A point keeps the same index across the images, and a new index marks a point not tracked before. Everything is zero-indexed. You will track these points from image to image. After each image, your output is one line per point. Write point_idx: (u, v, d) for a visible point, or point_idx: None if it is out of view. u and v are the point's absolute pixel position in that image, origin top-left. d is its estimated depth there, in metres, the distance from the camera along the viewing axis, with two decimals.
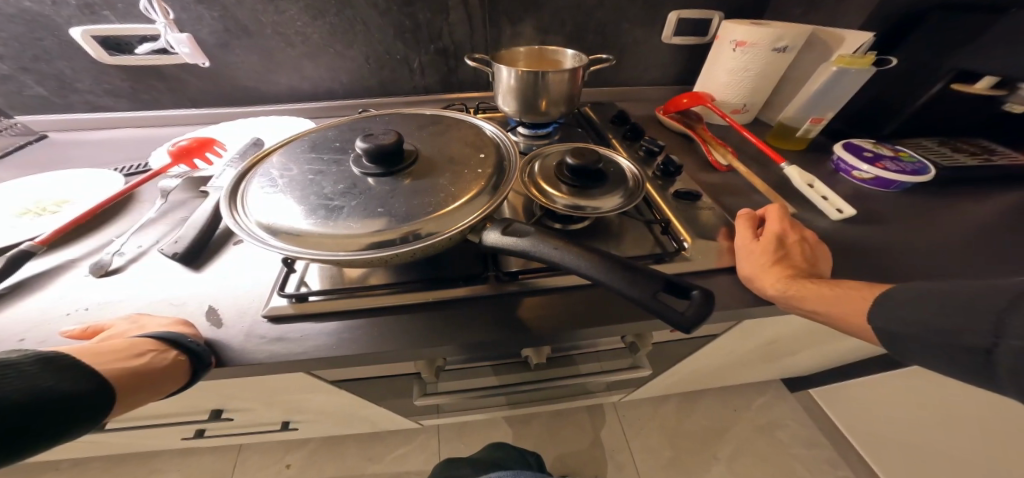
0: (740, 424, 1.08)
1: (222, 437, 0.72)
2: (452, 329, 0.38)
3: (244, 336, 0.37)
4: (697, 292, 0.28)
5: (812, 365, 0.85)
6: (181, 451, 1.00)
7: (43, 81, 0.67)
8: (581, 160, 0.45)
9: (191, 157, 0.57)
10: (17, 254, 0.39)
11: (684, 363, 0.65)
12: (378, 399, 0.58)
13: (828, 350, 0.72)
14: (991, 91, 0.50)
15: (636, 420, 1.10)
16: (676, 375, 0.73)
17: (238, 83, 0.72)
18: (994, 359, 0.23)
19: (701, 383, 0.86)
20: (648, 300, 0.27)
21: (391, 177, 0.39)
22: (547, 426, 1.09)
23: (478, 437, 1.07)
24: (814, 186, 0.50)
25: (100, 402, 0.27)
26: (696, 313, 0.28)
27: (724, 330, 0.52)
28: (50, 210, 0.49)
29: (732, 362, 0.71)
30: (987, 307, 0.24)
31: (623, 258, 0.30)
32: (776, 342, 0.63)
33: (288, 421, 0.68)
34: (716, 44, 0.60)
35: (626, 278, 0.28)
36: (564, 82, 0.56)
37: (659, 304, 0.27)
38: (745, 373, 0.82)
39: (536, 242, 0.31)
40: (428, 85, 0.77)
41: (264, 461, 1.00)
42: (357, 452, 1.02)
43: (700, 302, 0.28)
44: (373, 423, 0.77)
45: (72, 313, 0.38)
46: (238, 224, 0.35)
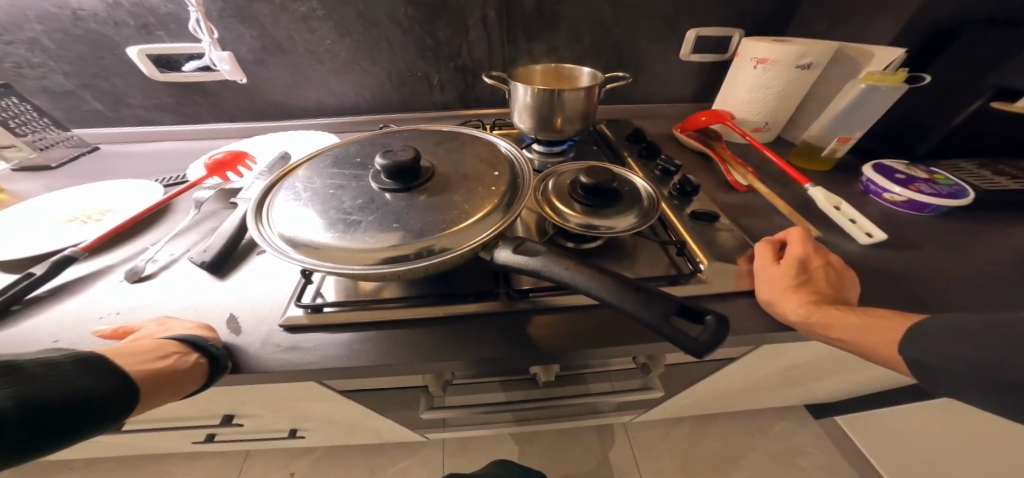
0: (761, 453, 1.03)
1: (232, 442, 0.73)
2: (460, 345, 0.38)
3: (260, 344, 0.38)
4: (710, 317, 0.28)
5: (839, 393, 0.81)
6: (189, 456, 1.03)
7: (99, 96, 0.72)
8: (595, 179, 0.45)
9: (225, 169, 0.60)
10: (61, 259, 0.42)
11: (698, 387, 0.62)
12: (385, 410, 0.58)
13: (855, 378, 0.68)
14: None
15: (649, 444, 1.06)
16: (691, 398, 0.70)
17: (270, 98, 0.76)
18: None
19: (716, 408, 0.83)
20: (659, 324, 0.26)
21: (408, 193, 0.40)
22: (555, 444, 1.06)
23: (484, 453, 1.05)
24: (841, 208, 0.48)
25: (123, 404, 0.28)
26: (710, 337, 0.27)
27: (743, 354, 0.50)
28: (94, 217, 0.52)
29: (750, 388, 0.68)
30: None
31: (632, 278, 0.29)
32: (798, 368, 0.60)
33: (295, 428, 0.69)
34: (736, 63, 0.60)
35: (637, 300, 0.28)
36: (580, 100, 0.57)
37: (671, 329, 0.26)
38: (766, 398, 0.78)
39: (546, 261, 0.31)
40: (447, 101, 0.79)
41: (271, 467, 1.01)
42: (361, 462, 1.03)
43: (714, 327, 0.27)
44: (379, 435, 0.77)
45: (104, 317, 0.40)
46: (262, 236, 0.36)
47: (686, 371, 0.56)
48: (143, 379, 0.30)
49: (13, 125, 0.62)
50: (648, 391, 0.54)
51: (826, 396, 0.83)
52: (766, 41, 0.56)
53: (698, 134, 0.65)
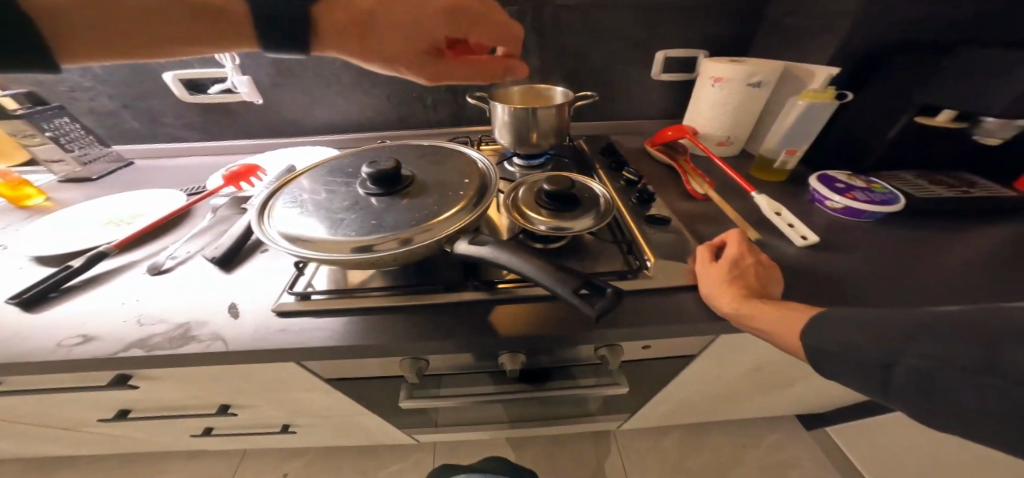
0: (752, 467, 1.02)
1: (230, 436, 0.78)
2: (427, 331, 0.43)
3: (256, 326, 0.44)
4: (610, 290, 0.34)
5: (821, 402, 0.82)
6: (188, 456, 1.08)
7: (137, 116, 0.82)
8: (557, 186, 0.50)
9: (239, 180, 0.68)
10: (96, 254, 0.50)
11: (668, 388, 0.65)
12: (369, 401, 0.63)
13: (827, 384, 0.69)
14: (954, 124, 0.51)
15: (638, 454, 1.06)
16: (666, 401, 0.73)
17: (281, 117, 0.85)
18: (892, 374, 0.27)
19: (698, 416, 0.84)
20: (569, 294, 0.32)
21: (388, 196, 0.46)
22: (544, 452, 1.08)
23: (474, 459, 1.07)
24: (782, 214, 0.52)
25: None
26: (608, 304, 0.33)
27: (700, 352, 0.54)
28: (126, 221, 0.60)
29: (723, 392, 0.70)
30: (896, 327, 0.27)
31: (556, 262, 0.35)
32: (763, 371, 0.62)
33: (287, 423, 0.74)
34: (698, 82, 0.65)
35: (555, 276, 0.34)
36: (553, 117, 0.63)
37: (577, 298, 0.32)
38: (745, 405, 0.79)
39: (491, 246, 0.37)
40: (440, 120, 0.87)
41: (268, 467, 1.06)
42: (354, 465, 1.06)
43: (612, 297, 0.33)
44: (367, 433, 0.81)
45: (127, 303, 0.47)
46: (262, 232, 0.43)
47: (651, 370, 0.59)
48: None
49: (63, 142, 0.71)
50: (616, 387, 0.56)
51: (810, 404, 0.84)
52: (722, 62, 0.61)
53: (666, 147, 0.70)
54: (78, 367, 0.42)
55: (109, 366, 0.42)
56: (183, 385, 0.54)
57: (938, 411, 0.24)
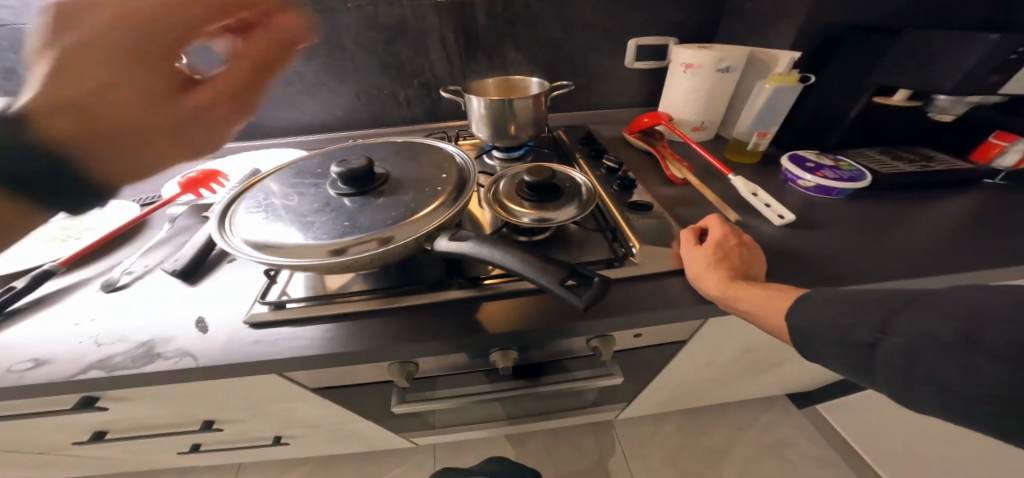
0: (744, 442, 1.06)
1: (217, 451, 0.75)
2: (411, 333, 0.42)
3: (227, 339, 0.41)
4: (596, 279, 0.34)
5: (807, 377, 0.85)
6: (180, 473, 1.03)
7: None
8: (537, 177, 0.50)
9: (198, 186, 0.63)
10: (40, 273, 0.46)
11: (662, 373, 0.66)
12: (363, 408, 0.61)
13: (812, 360, 0.72)
14: (908, 101, 0.55)
15: (634, 438, 1.09)
16: (661, 385, 0.74)
17: (243, 119, 0.80)
18: (875, 354, 0.27)
19: (691, 398, 0.86)
20: (557, 288, 0.32)
21: (360, 196, 0.44)
22: (543, 444, 1.08)
23: (474, 457, 1.06)
24: (759, 195, 0.53)
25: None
26: (594, 294, 0.33)
27: (690, 335, 0.54)
28: (73, 235, 0.55)
29: (715, 375, 0.72)
30: (880, 305, 0.27)
31: (540, 253, 0.34)
32: (752, 349, 0.64)
33: (280, 435, 0.70)
34: (670, 70, 0.66)
35: (542, 270, 0.33)
36: (528, 108, 0.62)
37: (565, 291, 0.31)
38: (734, 384, 0.81)
39: (473, 243, 0.36)
40: (414, 116, 0.84)
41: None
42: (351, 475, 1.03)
43: (598, 286, 0.33)
44: (363, 440, 0.79)
45: (80, 324, 0.43)
46: (226, 241, 0.40)
47: (645, 356, 0.60)
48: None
49: None
50: (610, 377, 0.57)
51: (799, 381, 0.87)
52: (691, 48, 0.62)
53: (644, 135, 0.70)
54: (28, 397, 0.38)
55: (65, 393, 0.38)
56: (158, 404, 0.51)
57: (918, 392, 0.24)
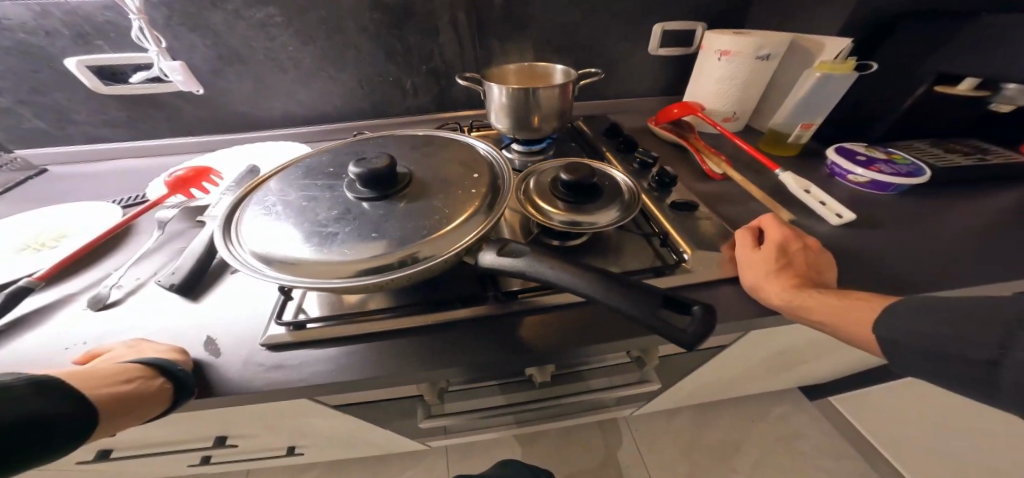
0: (757, 434, 1.07)
1: (226, 463, 0.71)
2: (447, 353, 0.38)
3: (242, 364, 0.37)
4: (697, 307, 0.26)
5: (827, 371, 0.84)
6: None
7: (42, 114, 0.67)
8: (575, 176, 0.45)
9: (188, 186, 0.57)
10: (17, 289, 0.39)
11: (694, 376, 0.63)
12: (382, 419, 0.57)
13: (840, 357, 0.71)
14: (975, 91, 0.51)
15: (648, 432, 1.08)
16: (688, 386, 0.72)
17: (232, 110, 0.73)
18: (999, 373, 0.22)
19: (713, 394, 0.84)
20: (648, 318, 0.26)
21: (384, 201, 0.38)
22: (557, 441, 1.07)
23: (487, 456, 1.04)
24: (812, 191, 0.50)
25: (80, 424, 0.27)
26: (696, 329, 0.25)
27: (732, 340, 0.52)
28: (49, 245, 0.49)
29: (743, 374, 0.70)
30: (998, 316, 0.23)
31: (617, 273, 0.29)
32: (787, 350, 0.62)
33: (293, 445, 0.66)
34: (702, 55, 0.61)
35: (625, 295, 0.27)
36: (555, 98, 0.57)
37: (660, 322, 0.26)
38: (758, 381, 0.80)
39: (532, 261, 0.31)
40: (421, 105, 0.78)
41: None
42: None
43: (701, 318, 0.26)
44: (378, 447, 0.75)
45: (71, 348, 0.38)
46: (232, 255, 0.34)
47: (680, 361, 0.57)
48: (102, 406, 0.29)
49: None
50: (644, 383, 0.56)
51: (819, 376, 0.86)
52: (727, 33, 0.57)
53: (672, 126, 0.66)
54: None
55: None
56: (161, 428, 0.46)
57: None
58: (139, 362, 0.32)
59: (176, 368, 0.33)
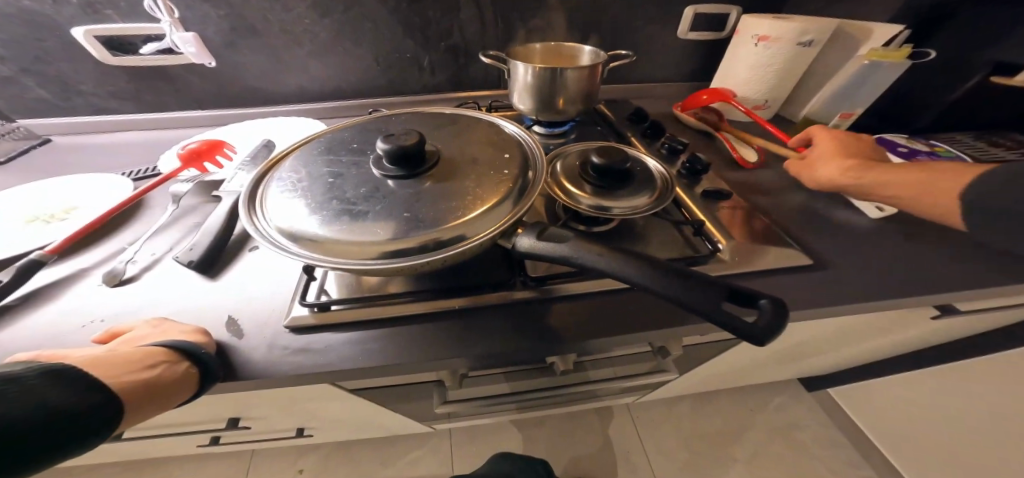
0: (756, 424, 1.08)
1: (234, 442, 0.71)
2: (474, 340, 0.38)
3: (266, 347, 0.36)
4: (766, 302, 0.25)
5: (835, 364, 0.84)
6: (191, 459, 0.99)
7: (45, 84, 0.65)
8: (607, 159, 0.44)
9: (201, 160, 0.54)
10: (27, 263, 0.38)
11: (707, 366, 0.64)
12: (396, 401, 0.57)
13: (852, 350, 0.71)
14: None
15: (650, 421, 1.09)
16: (698, 375, 0.72)
17: (243, 84, 0.70)
18: None
19: (720, 384, 0.85)
20: (710, 311, 0.25)
21: (413, 180, 0.37)
22: (559, 426, 1.08)
23: (491, 440, 1.05)
24: None
25: (108, 412, 0.26)
26: (766, 324, 0.25)
27: None
28: (57, 217, 0.47)
29: (753, 365, 0.71)
30: None
31: (669, 262, 0.27)
32: (801, 343, 0.62)
33: (303, 427, 0.66)
34: (734, 42, 0.59)
35: (684, 287, 0.26)
36: (583, 80, 0.55)
37: (724, 315, 0.25)
38: (766, 373, 0.80)
39: (576, 249, 0.29)
40: (438, 85, 0.75)
41: (277, 466, 0.98)
42: (369, 461, 1.00)
43: (770, 313, 0.25)
44: (386, 428, 0.76)
45: (88, 325, 0.37)
46: (257, 230, 0.33)
47: (697, 351, 0.58)
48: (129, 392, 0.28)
49: None
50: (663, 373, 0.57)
51: (826, 367, 0.87)
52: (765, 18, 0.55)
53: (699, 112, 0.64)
54: None
55: None
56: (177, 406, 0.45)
57: None
58: (162, 346, 0.31)
59: (201, 352, 0.32)
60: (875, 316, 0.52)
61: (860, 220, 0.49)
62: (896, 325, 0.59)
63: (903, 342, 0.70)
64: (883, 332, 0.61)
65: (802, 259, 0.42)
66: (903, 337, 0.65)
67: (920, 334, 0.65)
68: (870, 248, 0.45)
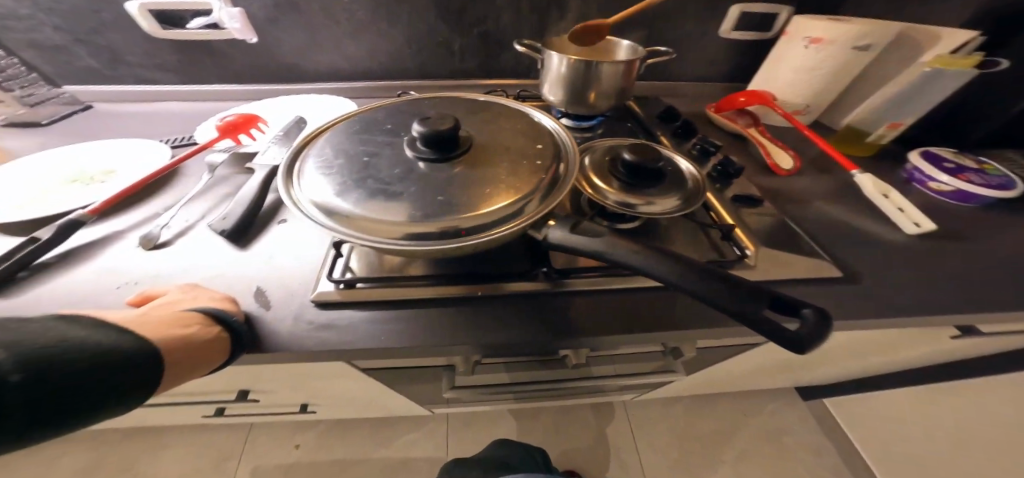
0: (747, 429, 1.08)
1: (238, 416, 0.73)
2: (494, 327, 0.39)
3: (292, 321, 0.37)
4: (810, 311, 0.25)
5: (835, 373, 0.83)
6: (191, 429, 1.00)
7: (95, 53, 0.66)
8: (639, 156, 0.43)
9: (237, 132, 0.56)
10: (68, 222, 0.40)
11: (714, 368, 0.64)
12: (402, 382, 0.58)
13: (856, 363, 0.71)
14: None
15: (648, 421, 1.09)
16: (701, 377, 0.73)
17: (278, 60, 0.71)
18: None
19: (721, 387, 0.85)
20: (751, 316, 0.24)
21: (446, 164, 0.37)
22: (554, 417, 1.09)
23: (486, 429, 1.06)
24: (890, 195, 0.50)
25: (151, 370, 0.25)
26: (810, 332, 0.24)
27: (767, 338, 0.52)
28: (98, 179, 0.48)
29: (756, 370, 0.71)
30: None
31: (703, 261, 0.26)
32: (810, 352, 0.62)
33: (307, 403, 0.68)
34: (784, 41, 0.57)
35: (724, 290, 0.25)
36: (618, 75, 0.54)
37: (764, 321, 0.24)
38: (760, 379, 0.81)
39: (609, 244, 0.28)
40: (467, 70, 0.75)
41: (274, 441, 1.00)
42: (366, 438, 1.02)
43: (813, 321, 0.24)
44: (387, 408, 0.76)
45: (123, 286, 0.38)
46: (294, 204, 0.34)
47: (707, 354, 0.58)
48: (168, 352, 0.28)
49: None
50: (671, 373, 0.57)
51: (825, 377, 0.87)
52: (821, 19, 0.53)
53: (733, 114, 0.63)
54: None
55: None
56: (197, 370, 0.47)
57: None
58: (196, 311, 0.31)
59: (232, 319, 0.33)
60: (891, 332, 0.51)
61: (891, 235, 0.47)
62: (910, 342, 0.58)
63: (910, 359, 0.69)
64: (893, 347, 0.61)
65: (831, 271, 0.41)
66: (911, 355, 0.65)
67: (930, 353, 0.65)
68: (899, 263, 0.44)
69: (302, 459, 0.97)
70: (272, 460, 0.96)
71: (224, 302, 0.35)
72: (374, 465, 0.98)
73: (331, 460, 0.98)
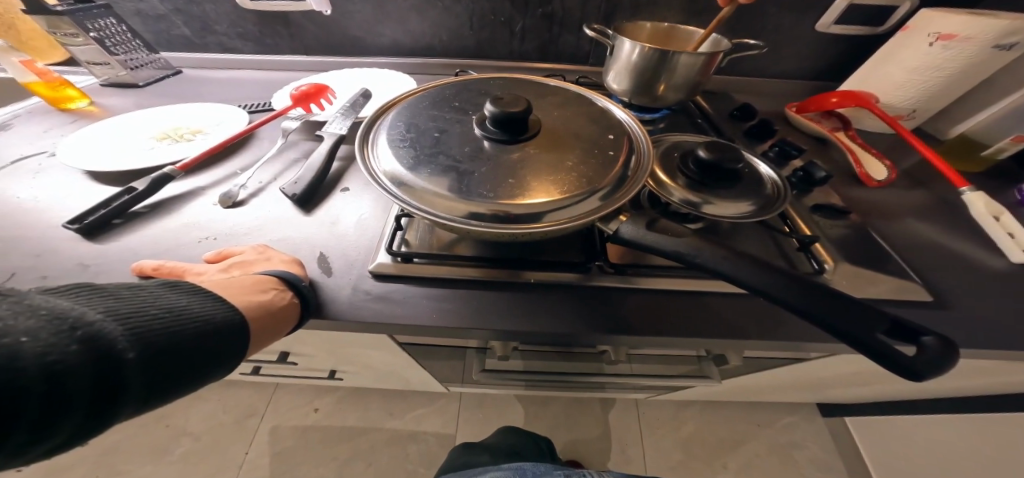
0: (758, 440, 1.03)
1: (272, 374, 0.77)
2: (544, 317, 0.38)
3: (350, 289, 0.38)
4: (930, 339, 0.24)
5: (873, 394, 0.77)
6: (222, 382, 1.06)
7: (188, 22, 0.71)
8: (717, 154, 0.40)
9: (309, 101, 0.59)
10: (159, 176, 0.43)
11: (749, 378, 0.62)
12: (427, 359, 0.59)
13: (897, 386, 0.66)
14: None
15: (659, 425, 1.05)
16: (729, 387, 0.70)
17: (348, 33, 0.73)
18: None
19: (746, 396, 0.81)
20: (863, 337, 0.24)
21: (516, 145, 0.36)
22: (564, 411, 1.07)
23: (495, 415, 1.06)
24: (1001, 219, 0.45)
25: (241, 339, 0.28)
26: (929, 360, 0.24)
27: (822, 356, 0.49)
28: (185, 137, 0.52)
29: (791, 384, 0.68)
30: None
31: (801, 276, 0.26)
32: (858, 374, 0.59)
33: (334, 370, 0.70)
34: (905, 37, 0.56)
35: (834, 310, 0.25)
36: (695, 68, 0.51)
37: (880, 345, 0.23)
38: (792, 393, 0.77)
39: (697, 247, 0.29)
40: (526, 51, 0.74)
41: (295, 402, 1.04)
42: (379, 406, 1.05)
43: (936, 350, 0.24)
44: (406, 381, 0.78)
45: (203, 241, 0.40)
46: (368, 172, 0.35)
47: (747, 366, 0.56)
48: (253, 320, 0.30)
49: (109, 45, 0.61)
50: (706, 380, 0.56)
51: (854, 397, 0.83)
52: (954, 13, 0.51)
53: (818, 115, 0.62)
54: None
55: None
56: None
57: None
58: (270, 276, 0.33)
59: (300, 284, 0.35)
60: (966, 364, 0.47)
61: (990, 260, 0.43)
62: (980, 376, 0.53)
63: (962, 388, 0.64)
64: (952, 376, 0.56)
65: (922, 294, 0.37)
66: (962, 384, 0.59)
67: (989, 385, 0.59)
68: (998, 291, 0.39)
69: (320, 422, 1.01)
70: (292, 421, 1.01)
71: (297, 267, 0.37)
72: (387, 435, 1.01)
73: (345, 425, 1.01)
